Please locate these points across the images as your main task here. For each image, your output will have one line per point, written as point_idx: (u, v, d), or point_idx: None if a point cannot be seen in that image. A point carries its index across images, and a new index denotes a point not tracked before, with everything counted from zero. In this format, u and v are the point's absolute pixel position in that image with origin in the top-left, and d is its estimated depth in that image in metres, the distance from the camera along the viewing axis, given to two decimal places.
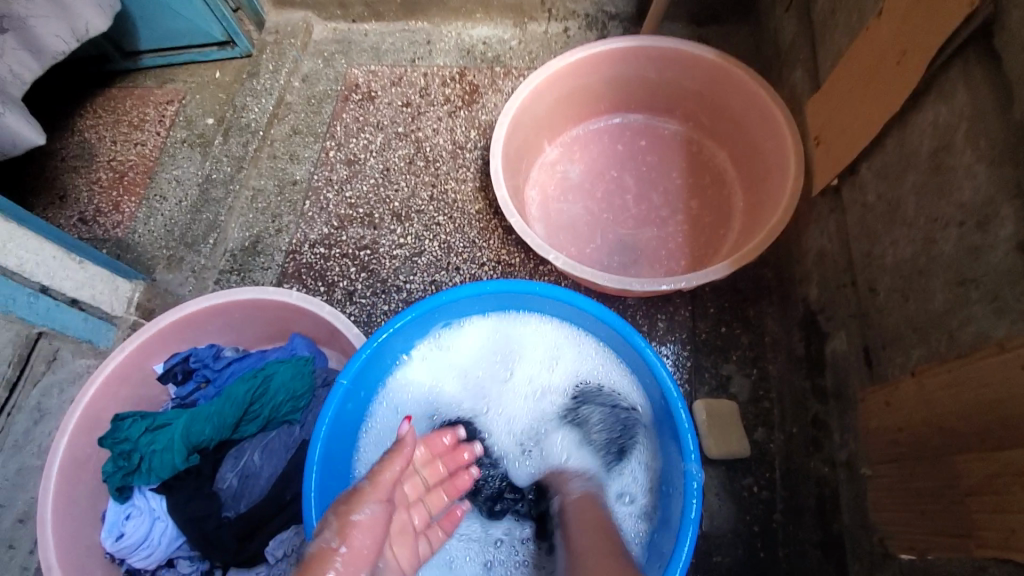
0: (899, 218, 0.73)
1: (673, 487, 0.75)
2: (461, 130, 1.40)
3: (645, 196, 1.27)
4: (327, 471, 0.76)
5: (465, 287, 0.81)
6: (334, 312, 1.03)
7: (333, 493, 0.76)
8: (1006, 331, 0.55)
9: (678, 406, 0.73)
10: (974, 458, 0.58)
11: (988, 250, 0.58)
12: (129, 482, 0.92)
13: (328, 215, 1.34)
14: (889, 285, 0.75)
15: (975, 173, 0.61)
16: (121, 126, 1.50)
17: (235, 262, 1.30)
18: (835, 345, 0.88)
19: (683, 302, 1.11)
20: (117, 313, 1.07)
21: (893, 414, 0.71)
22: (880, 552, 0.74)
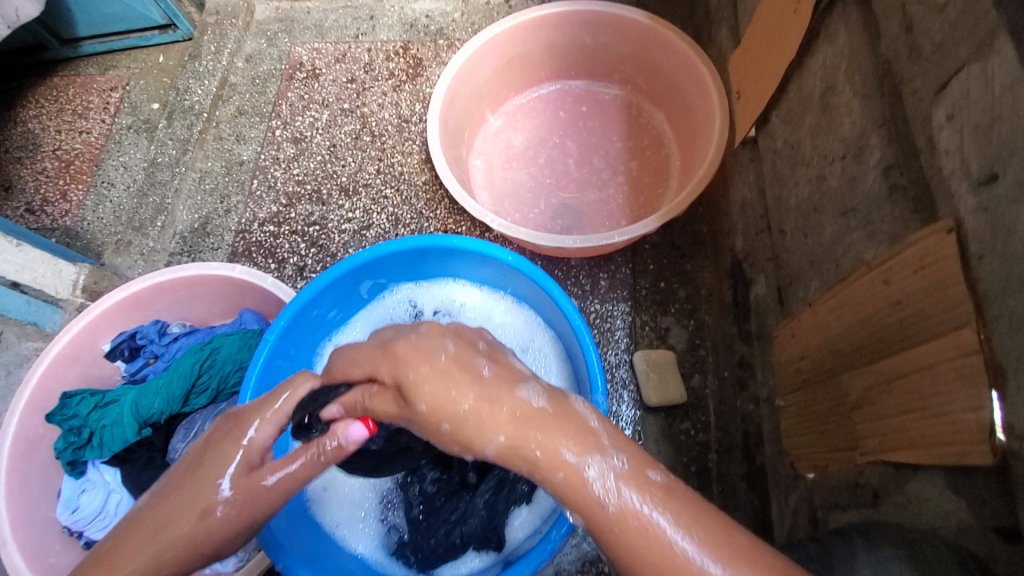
0: (800, 160, 0.77)
1: None
2: (406, 103, 1.41)
3: (587, 160, 1.29)
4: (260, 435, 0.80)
5: (385, 244, 0.83)
6: (278, 283, 1.04)
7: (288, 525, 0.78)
8: (874, 253, 0.59)
9: (589, 351, 0.76)
10: (856, 372, 0.61)
11: (862, 179, 0.62)
12: (80, 456, 0.95)
13: (276, 193, 1.35)
14: (794, 225, 0.79)
15: (853, 108, 0.65)
16: (64, 114, 1.49)
17: (185, 244, 1.31)
18: (758, 289, 0.93)
19: (624, 261, 1.14)
20: (62, 296, 1.08)
21: (796, 344, 0.75)
22: (792, 475, 0.79)
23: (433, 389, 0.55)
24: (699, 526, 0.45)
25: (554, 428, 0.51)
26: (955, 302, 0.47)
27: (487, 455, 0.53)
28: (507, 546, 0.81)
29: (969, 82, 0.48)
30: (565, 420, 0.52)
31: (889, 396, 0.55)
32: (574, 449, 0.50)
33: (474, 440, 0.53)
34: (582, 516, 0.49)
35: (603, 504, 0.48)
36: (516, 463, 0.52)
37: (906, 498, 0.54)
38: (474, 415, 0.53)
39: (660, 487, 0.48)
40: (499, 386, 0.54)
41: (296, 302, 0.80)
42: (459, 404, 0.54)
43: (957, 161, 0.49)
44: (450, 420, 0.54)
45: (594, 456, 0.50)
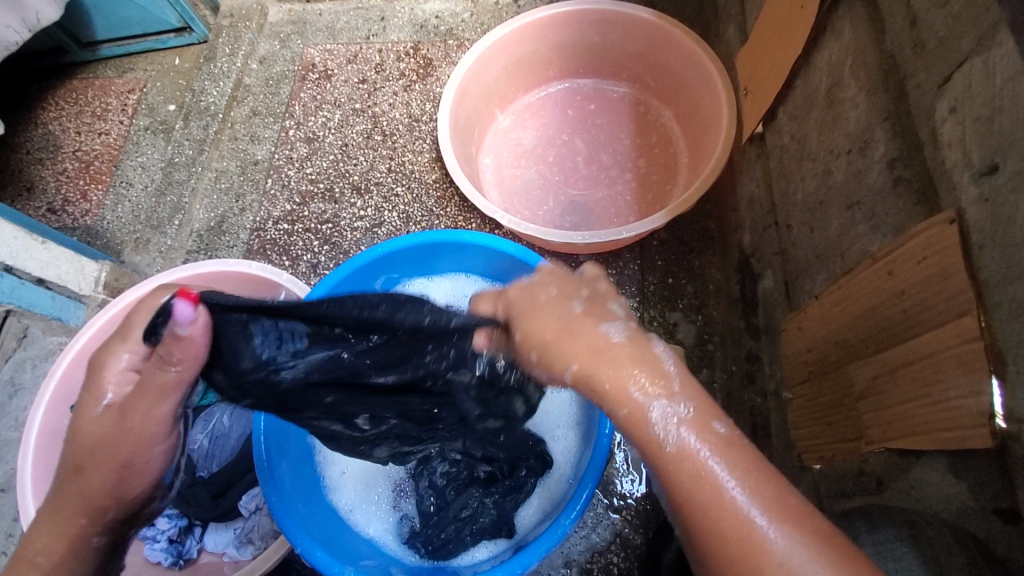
0: (807, 155, 0.78)
1: (593, 412, 0.84)
2: (416, 103, 1.44)
3: (595, 158, 1.31)
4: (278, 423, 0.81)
5: (401, 238, 0.85)
6: (293, 279, 1.07)
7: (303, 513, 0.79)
8: (879, 245, 0.60)
9: None
10: (862, 363, 0.62)
11: (867, 172, 0.63)
12: None
13: (290, 192, 1.37)
14: (801, 219, 0.80)
15: (858, 102, 0.65)
16: (83, 116, 1.52)
17: (201, 242, 1.34)
18: (765, 284, 0.94)
19: (632, 257, 1.16)
20: (85, 292, 1.13)
21: (803, 337, 0.76)
22: (799, 467, 0.80)
23: (528, 318, 0.56)
24: (744, 469, 0.50)
25: (632, 363, 0.53)
26: (957, 291, 0.48)
27: (564, 381, 0.54)
28: (516, 532, 0.84)
29: (971, 75, 0.49)
30: (640, 361, 0.54)
31: (893, 386, 0.56)
32: (648, 385, 0.52)
33: (553, 365, 0.54)
34: (643, 451, 0.53)
35: (665, 444, 0.51)
36: (585, 393, 0.54)
37: (910, 484, 0.56)
38: (559, 340, 0.54)
39: (722, 439, 0.52)
40: (577, 317, 0.55)
41: (315, 294, 0.82)
42: (540, 333, 0.55)
43: (960, 154, 0.50)
44: (538, 350, 0.55)
45: (667, 397, 0.52)
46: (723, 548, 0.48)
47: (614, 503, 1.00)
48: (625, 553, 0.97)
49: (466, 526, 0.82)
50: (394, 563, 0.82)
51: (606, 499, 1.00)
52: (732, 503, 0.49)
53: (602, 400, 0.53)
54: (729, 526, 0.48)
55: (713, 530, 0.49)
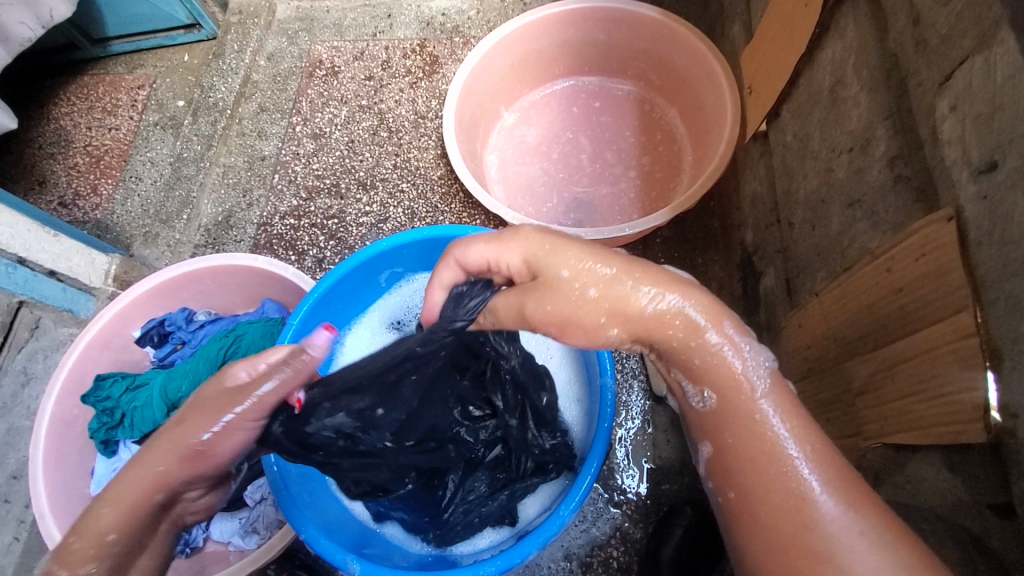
0: (809, 153, 0.78)
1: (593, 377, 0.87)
2: (422, 100, 1.44)
3: (599, 155, 1.31)
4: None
5: (404, 233, 0.86)
6: (299, 273, 1.08)
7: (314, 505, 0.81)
8: (879, 242, 0.61)
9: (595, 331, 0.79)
10: (860, 359, 0.63)
11: (868, 170, 0.64)
12: (112, 436, 1.01)
13: (297, 187, 1.39)
14: (802, 217, 0.80)
15: (860, 101, 0.66)
16: (94, 112, 1.54)
17: (209, 236, 1.35)
18: (767, 282, 0.94)
19: (635, 254, 1.16)
20: (95, 285, 1.14)
21: (804, 333, 0.76)
22: None
23: (572, 258, 0.59)
24: (808, 430, 0.53)
25: (723, 315, 0.57)
26: (953, 288, 0.49)
27: (642, 315, 0.57)
28: (521, 521, 0.87)
29: (972, 72, 0.50)
30: (718, 309, 0.57)
31: (890, 382, 0.57)
32: (735, 334, 0.56)
33: (629, 304, 0.57)
34: (720, 396, 0.56)
35: (745, 391, 0.55)
36: (664, 335, 0.57)
37: (906, 479, 0.57)
38: (631, 284, 0.57)
39: (793, 395, 0.56)
40: (650, 261, 0.59)
41: (318, 288, 0.83)
42: (615, 271, 0.57)
43: (959, 151, 0.51)
44: (599, 286, 0.57)
45: (755, 349, 0.57)
46: (796, 507, 0.50)
47: (615, 499, 1.01)
48: (625, 547, 0.98)
49: (476, 508, 0.83)
50: (398, 552, 0.83)
51: (607, 494, 1.01)
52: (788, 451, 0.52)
53: (687, 345, 0.57)
54: (781, 474, 0.51)
55: (764, 479, 0.52)
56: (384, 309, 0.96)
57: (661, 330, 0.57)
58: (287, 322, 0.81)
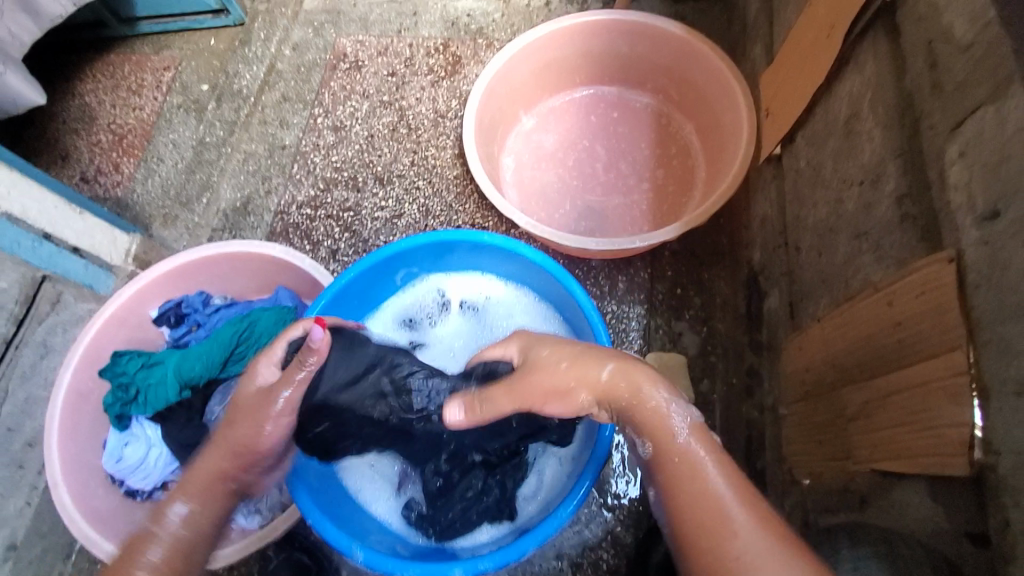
0: (820, 181, 0.81)
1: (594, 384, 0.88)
2: (443, 99, 1.47)
3: (614, 165, 1.33)
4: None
5: (426, 235, 0.89)
6: (314, 264, 1.11)
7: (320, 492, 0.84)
8: (881, 275, 0.63)
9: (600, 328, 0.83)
10: (855, 386, 0.66)
11: (876, 205, 0.66)
12: (126, 411, 1.04)
13: (315, 178, 1.41)
14: (810, 243, 0.83)
15: (874, 136, 0.68)
16: (120, 90, 1.57)
17: (227, 221, 1.38)
18: (771, 302, 0.97)
19: (643, 265, 1.19)
20: (116, 263, 1.17)
21: (803, 357, 0.79)
22: (789, 481, 0.83)
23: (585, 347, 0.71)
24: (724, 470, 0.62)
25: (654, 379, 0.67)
26: (950, 326, 0.51)
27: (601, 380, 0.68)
28: (519, 518, 0.90)
29: (983, 122, 0.52)
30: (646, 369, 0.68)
31: (887, 411, 0.60)
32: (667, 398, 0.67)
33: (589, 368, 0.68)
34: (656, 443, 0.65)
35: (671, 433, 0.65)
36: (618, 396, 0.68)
37: (892, 504, 0.59)
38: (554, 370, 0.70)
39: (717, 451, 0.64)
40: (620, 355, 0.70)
41: (340, 280, 0.86)
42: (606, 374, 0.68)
43: (964, 197, 0.53)
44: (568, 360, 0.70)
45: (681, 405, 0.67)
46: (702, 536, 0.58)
47: (608, 503, 1.04)
48: (615, 550, 1.01)
49: (474, 505, 0.86)
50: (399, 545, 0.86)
51: (601, 499, 1.04)
52: (720, 497, 0.59)
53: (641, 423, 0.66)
54: (699, 497, 0.60)
55: (731, 553, 0.57)
56: (400, 298, 0.98)
57: (615, 396, 0.68)
58: (309, 310, 0.84)
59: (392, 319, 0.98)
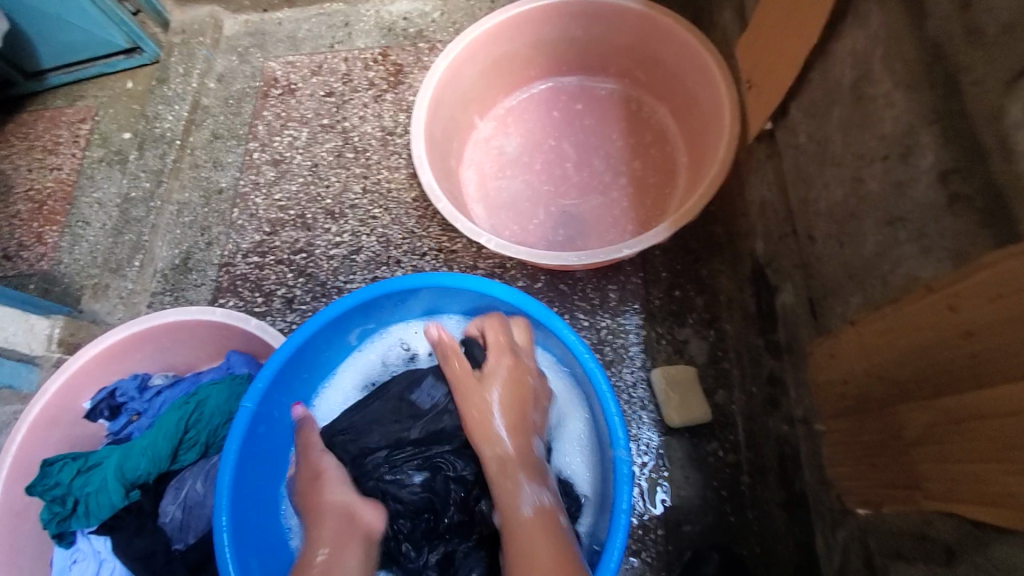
0: (829, 159, 0.70)
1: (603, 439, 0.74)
2: (389, 114, 1.33)
3: (586, 162, 1.21)
4: (243, 468, 0.72)
5: (390, 280, 0.77)
6: (262, 324, 0.98)
7: None
8: (933, 272, 0.52)
9: (596, 369, 0.72)
10: (915, 407, 0.54)
11: (910, 184, 0.55)
12: (66, 527, 0.90)
13: (258, 221, 1.27)
14: (825, 231, 0.71)
15: (893, 100, 0.56)
16: (34, 152, 1.41)
17: (167, 282, 1.23)
18: (784, 298, 0.85)
19: (634, 270, 1.08)
20: (37, 353, 1.04)
21: (837, 366, 0.67)
22: (839, 509, 0.72)
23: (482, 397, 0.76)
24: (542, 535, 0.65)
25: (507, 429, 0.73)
26: None
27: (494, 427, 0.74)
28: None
29: None
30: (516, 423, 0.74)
31: (960, 440, 0.49)
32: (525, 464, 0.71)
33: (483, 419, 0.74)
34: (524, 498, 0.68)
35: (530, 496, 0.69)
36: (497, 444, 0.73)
37: (992, 564, 0.48)
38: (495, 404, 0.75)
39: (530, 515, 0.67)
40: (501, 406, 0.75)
41: (292, 339, 0.74)
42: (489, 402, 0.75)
43: None
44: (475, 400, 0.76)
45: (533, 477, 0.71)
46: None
47: (632, 547, 0.92)
48: None
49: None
50: None
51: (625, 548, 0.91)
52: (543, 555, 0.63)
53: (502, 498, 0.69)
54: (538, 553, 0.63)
55: None
56: (366, 349, 0.87)
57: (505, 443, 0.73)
58: (258, 374, 0.72)
59: (356, 374, 0.86)
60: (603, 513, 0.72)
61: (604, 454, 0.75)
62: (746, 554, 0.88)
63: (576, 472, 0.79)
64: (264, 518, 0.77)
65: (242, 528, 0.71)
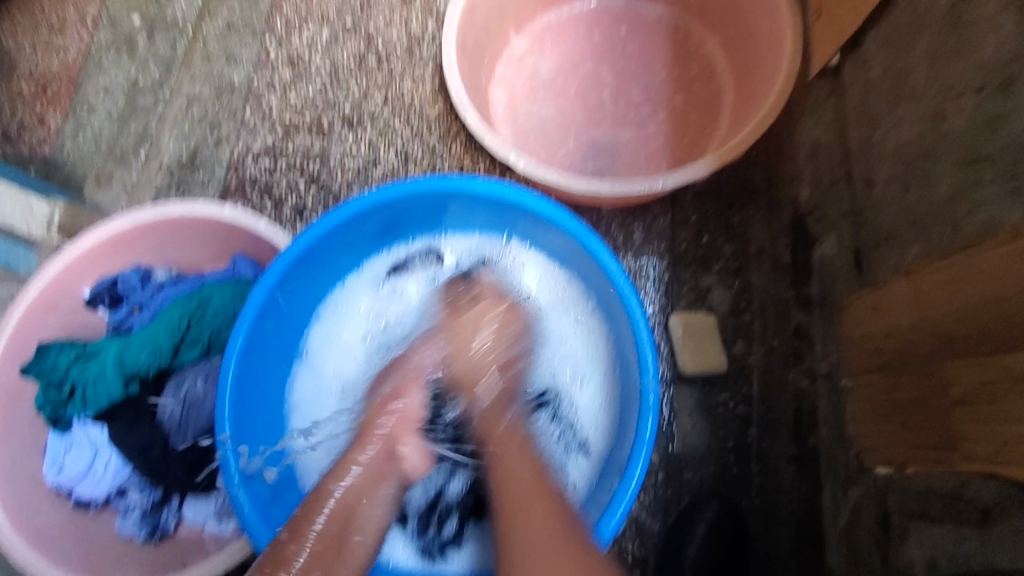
0: (905, 93, 0.64)
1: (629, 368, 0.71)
2: (417, 20, 1.23)
3: (624, 91, 1.12)
4: (248, 362, 0.70)
5: (426, 179, 0.73)
6: (272, 226, 0.93)
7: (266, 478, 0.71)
8: (1021, 216, 0.48)
9: (625, 289, 0.68)
10: (968, 364, 0.52)
11: (1010, 116, 0.50)
12: (63, 412, 0.88)
13: (272, 123, 1.20)
14: (886, 174, 0.66)
15: (1001, 23, 0.51)
16: (40, 29, 1.26)
17: (173, 178, 1.18)
18: (824, 249, 0.80)
19: (662, 211, 1.00)
20: (36, 235, 1.06)
21: (880, 320, 0.64)
22: (856, 465, 0.70)
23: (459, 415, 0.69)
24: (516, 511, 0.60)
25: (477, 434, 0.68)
26: None
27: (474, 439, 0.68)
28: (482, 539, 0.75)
29: None
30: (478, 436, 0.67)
31: (1017, 398, 0.46)
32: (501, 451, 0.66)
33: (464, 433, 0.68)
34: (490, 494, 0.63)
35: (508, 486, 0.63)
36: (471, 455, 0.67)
37: None
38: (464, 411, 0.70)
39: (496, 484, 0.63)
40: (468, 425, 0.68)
41: (315, 228, 0.71)
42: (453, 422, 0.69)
43: None
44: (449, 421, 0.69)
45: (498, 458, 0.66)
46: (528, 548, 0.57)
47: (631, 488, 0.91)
48: (641, 539, 0.88)
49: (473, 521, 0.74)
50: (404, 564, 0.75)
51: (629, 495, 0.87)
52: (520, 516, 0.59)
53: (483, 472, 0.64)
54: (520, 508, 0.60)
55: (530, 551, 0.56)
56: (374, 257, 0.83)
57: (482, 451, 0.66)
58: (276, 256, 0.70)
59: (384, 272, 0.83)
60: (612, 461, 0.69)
61: (626, 399, 0.71)
62: (745, 504, 0.87)
63: (588, 398, 0.77)
64: (271, 408, 0.76)
65: (245, 417, 0.70)
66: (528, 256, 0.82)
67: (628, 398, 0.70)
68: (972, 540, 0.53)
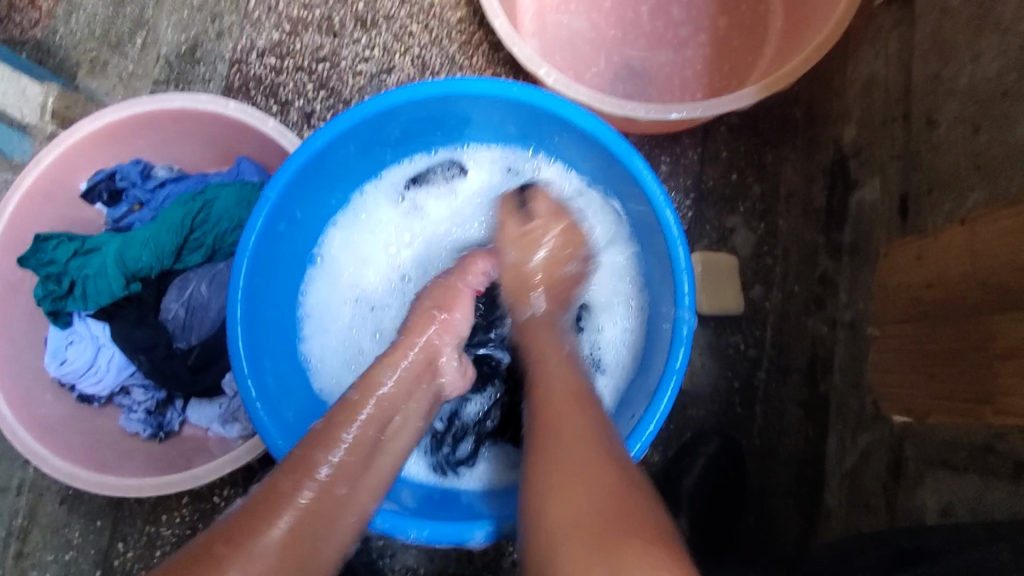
0: (989, 25, 0.59)
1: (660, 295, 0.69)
2: None
3: (664, 8, 1.03)
4: (261, 264, 0.67)
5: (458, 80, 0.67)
6: (280, 127, 0.87)
7: (280, 384, 0.69)
8: None
9: (665, 211, 0.65)
10: (1019, 317, 0.50)
11: None
12: (63, 306, 0.86)
13: (278, 17, 1.10)
14: (955, 114, 0.62)
15: None
16: None
17: (171, 71, 1.10)
18: (864, 194, 0.77)
19: (693, 143, 0.95)
20: (30, 121, 1.00)
21: (922, 269, 0.62)
22: (871, 412, 0.70)
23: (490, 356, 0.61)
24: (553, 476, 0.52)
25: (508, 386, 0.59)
26: None
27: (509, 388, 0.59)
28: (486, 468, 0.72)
29: None
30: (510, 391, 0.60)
31: None
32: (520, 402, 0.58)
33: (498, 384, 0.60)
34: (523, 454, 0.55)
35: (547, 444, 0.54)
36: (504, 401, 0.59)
37: None
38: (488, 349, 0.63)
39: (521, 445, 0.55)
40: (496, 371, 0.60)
41: (333, 125, 0.66)
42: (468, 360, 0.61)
43: None
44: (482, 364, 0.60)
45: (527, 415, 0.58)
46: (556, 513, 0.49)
47: None
48: (641, 470, 0.89)
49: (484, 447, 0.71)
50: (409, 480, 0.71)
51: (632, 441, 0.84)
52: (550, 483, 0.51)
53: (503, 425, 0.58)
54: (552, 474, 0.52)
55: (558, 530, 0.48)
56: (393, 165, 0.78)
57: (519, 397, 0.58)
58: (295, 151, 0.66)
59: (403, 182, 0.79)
60: (637, 387, 0.68)
61: (653, 328, 0.70)
62: (745, 443, 0.88)
63: (612, 325, 0.75)
64: (286, 313, 0.74)
65: (258, 322, 0.68)
66: (558, 174, 0.78)
67: (658, 326, 0.69)
68: (999, 491, 0.53)
